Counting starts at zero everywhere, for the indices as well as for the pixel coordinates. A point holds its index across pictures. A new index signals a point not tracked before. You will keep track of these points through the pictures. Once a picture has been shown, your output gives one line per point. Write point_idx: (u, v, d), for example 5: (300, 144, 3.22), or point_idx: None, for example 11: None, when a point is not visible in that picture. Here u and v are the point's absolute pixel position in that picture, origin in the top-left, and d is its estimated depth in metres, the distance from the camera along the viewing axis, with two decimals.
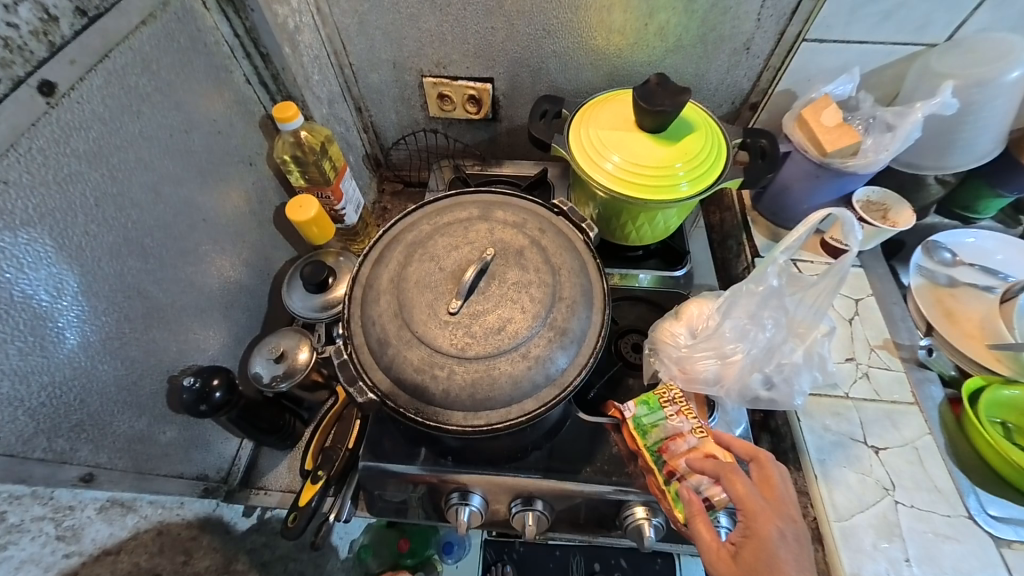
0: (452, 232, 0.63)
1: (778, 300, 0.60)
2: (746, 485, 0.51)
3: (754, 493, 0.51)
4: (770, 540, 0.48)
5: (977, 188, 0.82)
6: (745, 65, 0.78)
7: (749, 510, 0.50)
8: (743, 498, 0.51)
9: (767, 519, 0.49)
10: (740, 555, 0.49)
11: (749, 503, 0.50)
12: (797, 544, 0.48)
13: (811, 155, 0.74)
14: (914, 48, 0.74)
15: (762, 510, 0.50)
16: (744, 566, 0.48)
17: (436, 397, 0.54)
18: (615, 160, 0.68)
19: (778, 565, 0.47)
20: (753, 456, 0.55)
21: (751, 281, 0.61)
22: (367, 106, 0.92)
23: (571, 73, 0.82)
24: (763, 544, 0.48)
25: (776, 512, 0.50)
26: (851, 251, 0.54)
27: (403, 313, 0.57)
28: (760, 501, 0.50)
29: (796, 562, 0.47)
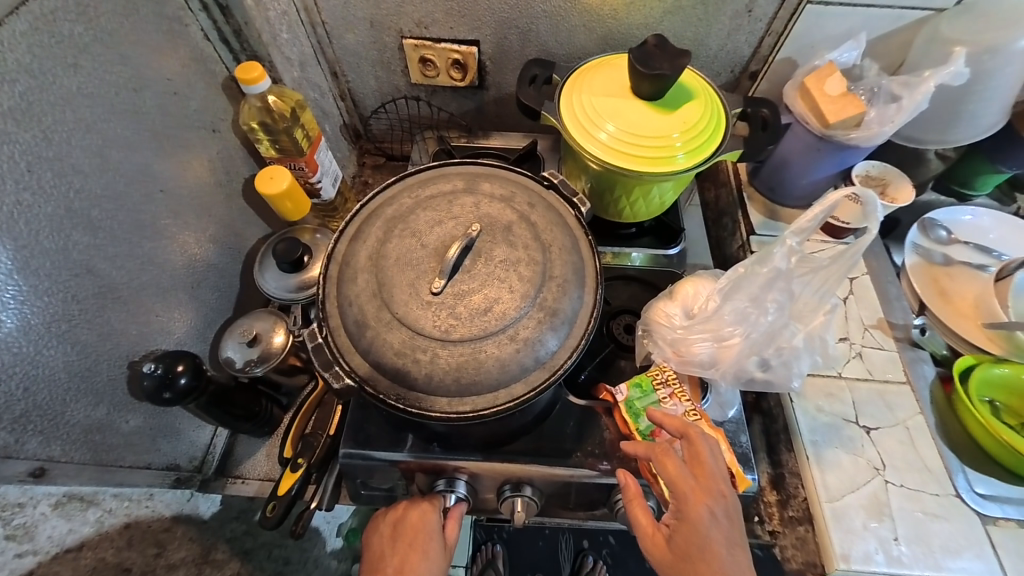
0: (436, 206, 0.59)
1: (786, 282, 0.55)
2: (677, 470, 0.51)
3: (686, 476, 0.51)
4: (700, 522, 0.49)
5: (977, 163, 0.79)
6: (747, 29, 0.73)
7: (678, 494, 0.50)
8: (673, 484, 0.50)
9: (697, 501, 0.49)
10: (673, 538, 0.51)
11: (680, 487, 0.50)
12: (726, 518, 0.49)
13: (813, 126, 0.70)
14: (923, 13, 0.70)
15: (693, 492, 0.50)
16: (676, 547, 0.50)
17: (418, 381, 0.51)
18: (609, 130, 0.63)
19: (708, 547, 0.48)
20: (687, 433, 0.53)
21: (756, 262, 0.57)
22: (343, 70, 0.85)
23: (562, 36, 0.77)
24: (692, 529, 0.49)
25: (707, 491, 0.50)
26: (871, 232, 0.50)
27: (383, 292, 0.53)
28: (692, 484, 0.50)
29: (724, 540, 0.49)
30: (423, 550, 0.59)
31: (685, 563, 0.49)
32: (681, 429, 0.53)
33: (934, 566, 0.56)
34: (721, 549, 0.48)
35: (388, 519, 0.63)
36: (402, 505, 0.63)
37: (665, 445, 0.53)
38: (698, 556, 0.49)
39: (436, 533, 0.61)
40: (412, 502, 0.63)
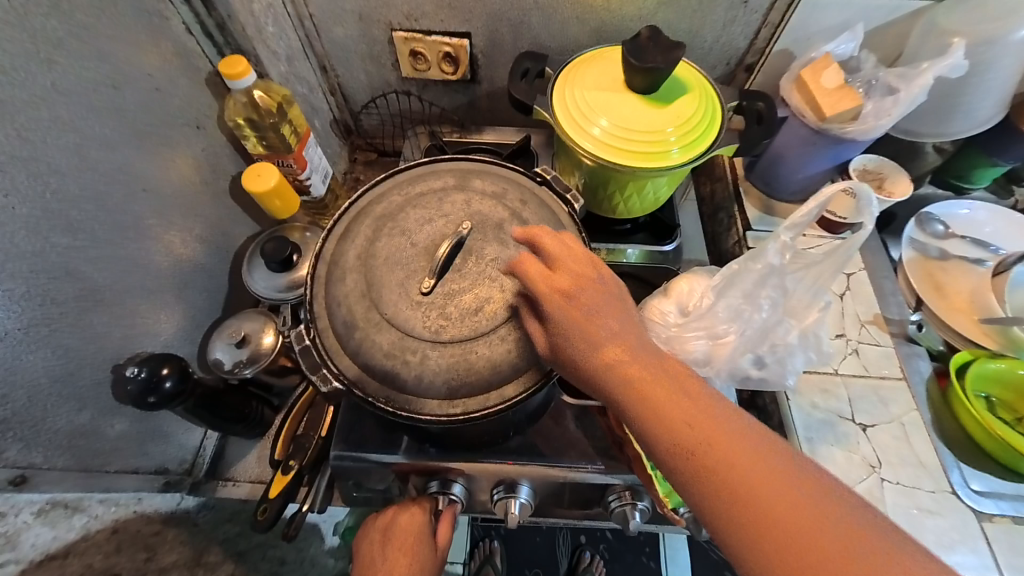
0: (426, 203, 0.58)
1: (779, 279, 0.54)
2: (619, 355, 0.42)
3: (604, 339, 0.43)
4: (599, 326, 0.43)
5: (973, 157, 0.78)
6: (742, 21, 0.71)
7: (593, 340, 0.43)
8: (629, 375, 0.41)
9: (565, 279, 0.45)
10: (583, 310, 0.44)
11: (584, 341, 0.43)
12: (710, 397, 0.39)
13: (809, 120, 0.69)
14: (920, 4, 0.68)
15: (585, 309, 0.44)
16: (611, 335, 0.43)
17: (408, 384, 0.50)
18: (602, 124, 0.62)
19: (651, 393, 0.40)
20: (530, 230, 0.49)
21: (749, 258, 0.56)
22: (332, 64, 0.84)
23: (555, 28, 0.76)
24: (698, 432, 0.37)
25: (571, 262, 0.46)
26: (866, 228, 0.49)
27: (372, 292, 0.52)
28: (587, 300, 0.44)
29: (656, 368, 0.41)
30: (415, 554, 0.59)
31: (722, 506, 0.35)
32: (554, 272, 0.46)
33: None
34: (738, 439, 0.37)
35: (379, 525, 0.62)
36: (393, 510, 0.62)
37: (533, 272, 0.46)
38: (722, 469, 0.36)
39: (428, 535, 0.61)
40: (404, 506, 0.62)
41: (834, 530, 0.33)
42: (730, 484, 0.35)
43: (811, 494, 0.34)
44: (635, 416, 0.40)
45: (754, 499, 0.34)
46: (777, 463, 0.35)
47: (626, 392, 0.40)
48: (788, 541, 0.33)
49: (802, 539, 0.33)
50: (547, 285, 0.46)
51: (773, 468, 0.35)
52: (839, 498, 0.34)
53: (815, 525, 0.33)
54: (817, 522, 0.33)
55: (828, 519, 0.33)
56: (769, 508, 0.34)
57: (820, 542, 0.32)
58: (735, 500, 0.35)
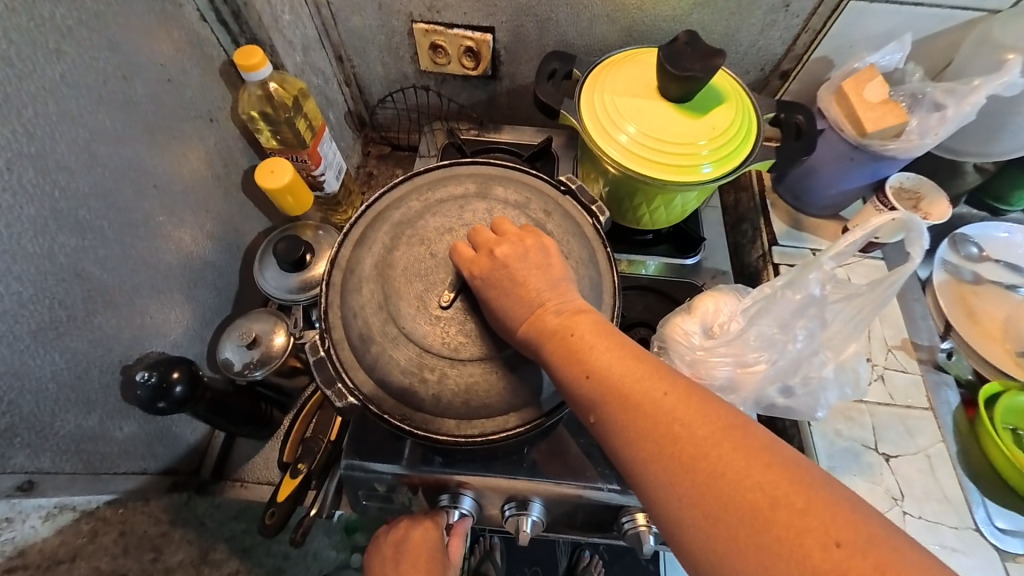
0: (446, 211, 0.55)
1: (819, 309, 0.52)
2: (540, 317, 0.43)
3: (527, 304, 0.44)
4: (565, 323, 0.42)
5: (1014, 178, 0.75)
6: (782, 26, 0.68)
7: (558, 339, 0.42)
8: (551, 335, 0.42)
9: (492, 255, 0.47)
10: (549, 314, 0.43)
11: (508, 307, 0.45)
12: (633, 351, 0.40)
13: (848, 134, 0.66)
14: (973, 15, 0.64)
15: (509, 283, 0.46)
16: (577, 337, 0.41)
17: (425, 402, 0.48)
18: (633, 133, 0.59)
19: (613, 389, 0.38)
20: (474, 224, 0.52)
21: (786, 285, 0.53)
22: (349, 54, 0.80)
23: (583, 26, 0.72)
24: (622, 386, 0.38)
25: (501, 239, 0.48)
26: (913, 260, 0.47)
27: (390, 305, 0.50)
28: (512, 274, 0.46)
29: (621, 360, 0.39)
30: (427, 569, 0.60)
31: (650, 456, 0.35)
32: (486, 246, 0.48)
33: None
34: (664, 391, 0.37)
35: (392, 538, 0.62)
36: (405, 522, 0.63)
37: (466, 252, 0.49)
38: (648, 420, 0.36)
39: (439, 549, 0.61)
40: (415, 517, 0.63)
41: (771, 480, 0.32)
42: (659, 434, 0.35)
43: (746, 444, 0.34)
44: (561, 378, 0.41)
45: (682, 447, 0.34)
46: (709, 416, 0.35)
47: (549, 354, 0.42)
48: (718, 487, 0.32)
49: (795, 517, 0.30)
50: (481, 259, 0.47)
51: (704, 418, 0.35)
52: (776, 453, 0.33)
53: (749, 473, 0.32)
54: (802, 489, 0.31)
55: (761, 467, 0.32)
56: (699, 456, 0.33)
57: (756, 487, 0.32)
58: (660, 450, 0.35)
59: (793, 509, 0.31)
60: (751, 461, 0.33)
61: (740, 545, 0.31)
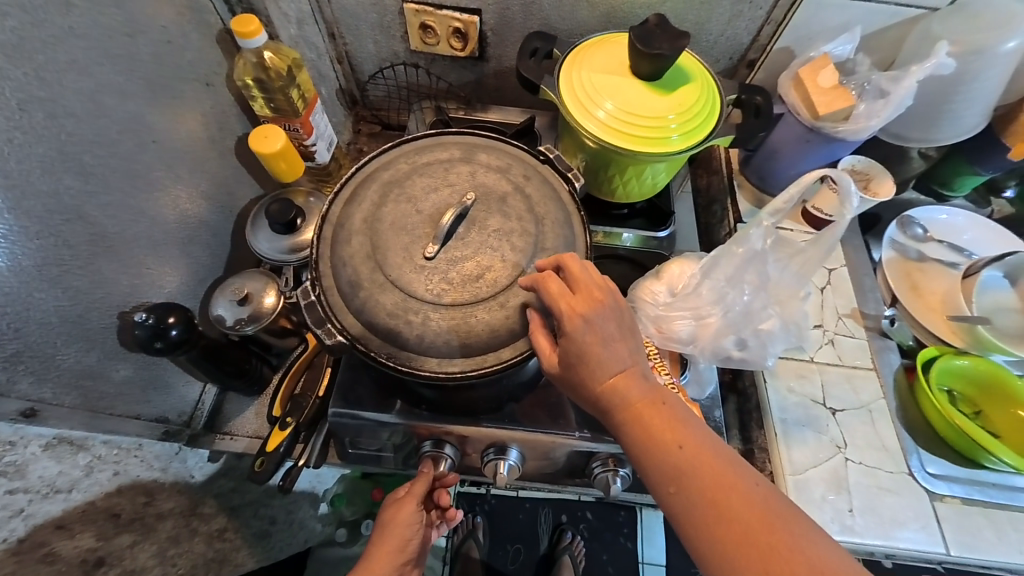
0: (432, 172, 0.60)
1: (761, 263, 0.59)
2: (632, 384, 0.47)
3: (620, 366, 0.47)
4: (645, 398, 0.47)
5: (956, 165, 0.82)
6: (747, 16, 0.73)
7: (644, 415, 0.46)
8: (645, 405, 0.46)
9: (589, 305, 0.48)
10: (631, 389, 0.47)
11: (600, 362, 0.47)
12: (719, 441, 0.46)
13: (803, 117, 0.71)
14: (917, 11, 0.70)
15: (606, 342, 0.47)
16: (663, 416, 0.46)
17: (409, 342, 0.51)
18: (607, 108, 0.64)
19: (692, 464, 0.44)
20: (560, 257, 0.51)
21: (735, 242, 0.60)
22: (341, 32, 0.84)
23: (565, 11, 0.77)
24: (710, 467, 0.43)
25: (596, 292, 0.49)
26: (843, 217, 0.54)
27: (377, 254, 0.54)
28: (610, 334, 0.47)
29: (700, 439, 0.45)
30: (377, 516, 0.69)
31: (723, 532, 0.41)
32: (583, 295, 0.48)
33: (884, 535, 0.61)
34: (745, 481, 0.43)
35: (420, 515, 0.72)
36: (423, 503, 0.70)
37: (558, 299, 0.48)
38: (729, 503, 0.42)
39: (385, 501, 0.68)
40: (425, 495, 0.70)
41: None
42: (733, 519, 0.41)
43: (810, 544, 0.40)
44: (650, 444, 0.45)
45: (753, 536, 0.40)
46: (778, 512, 0.41)
47: (641, 420, 0.46)
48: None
49: None
50: (578, 310, 0.47)
51: (779, 516, 0.41)
52: (819, 545, 0.40)
53: (792, 557, 0.39)
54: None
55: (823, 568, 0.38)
56: (771, 548, 0.39)
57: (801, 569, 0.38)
58: (732, 534, 0.41)
59: None
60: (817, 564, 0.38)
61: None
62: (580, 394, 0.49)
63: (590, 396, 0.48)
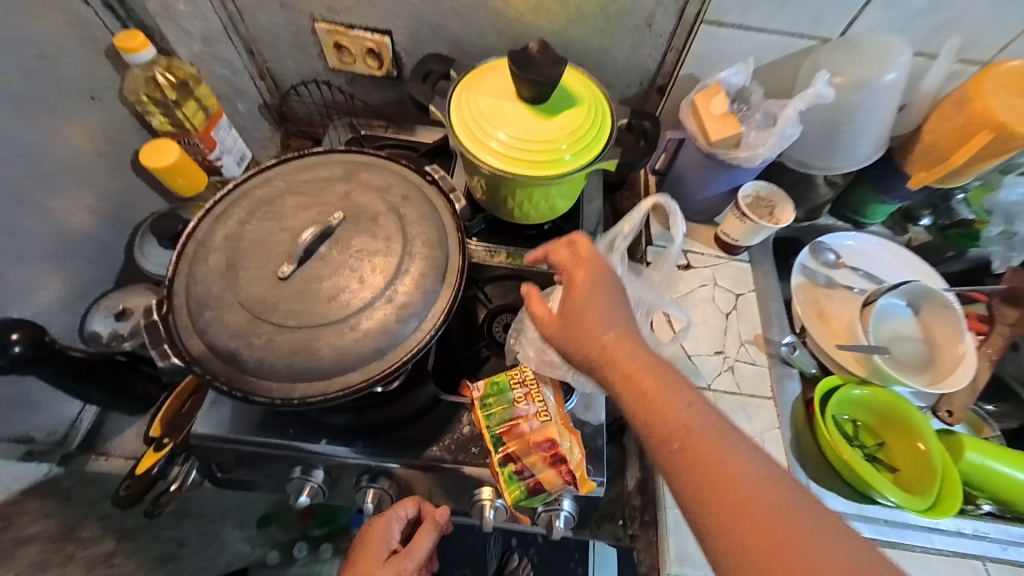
0: (306, 191, 0.59)
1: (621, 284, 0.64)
2: (626, 345, 0.46)
3: (616, 327, 0.47)
4: (643, 361, 0.45)
5: (865, 193, 0.82)
6: (649, 44, 0.74)
7: (635, 377, 0.44)
8: (640, 366, 0.44)
9: (593, 270, 0.51)
10: (626, 347, 0.46)
11: (597, 320, 0.48)
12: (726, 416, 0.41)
13: (699, 142, 0.71)
14: (809, 42, 0.71)
15: (606, 304, 0.49)
16: (659, 380, 0.43)
17: (250, 365, 0.49)
18: (500, 137, 0.63)
19: (693, 428, 0.40)
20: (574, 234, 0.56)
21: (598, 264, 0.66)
22: (260, 49, 0.84)
23: (473, 34, 0.77)
24: (713, 435, 0.39)
25: (604, 262, 0.52)
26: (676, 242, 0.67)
27: (231, 273, 0.53)
28: (611, 298, 0.49)
29: (705, 409, 0.41)
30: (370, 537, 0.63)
31: (710, 496, 0.36)
32: (592, 262, 0.52)
33: None
34: (739, 444, 0.38)
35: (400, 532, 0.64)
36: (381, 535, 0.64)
37: (570, 270, 0.53)
38: (730, 477, 0.37)
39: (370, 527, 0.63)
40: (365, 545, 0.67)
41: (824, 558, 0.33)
42: (734, 491, 0.36)
43: (809, 520, 0.35)
44: (646, 405, 0.42)
45: (759, 517, 0.35)
46: (773, 479, 0.37)
47: (635, 381, 0.44)
48: (771, 544, 0.34)
49: None
50: (587, 274, 0.51)
51: (790, 499, 0.35)
52: (836, 539, 0.34)
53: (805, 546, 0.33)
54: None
55: (821, 545, 0.33)
56: (777, 531, 0.34)
57: (812, 561, 0.33)
58: (735, 513, 0.35)
59: None
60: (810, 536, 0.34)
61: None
62: (580, 359, 0.49)
63: (585, 358, 0.48)
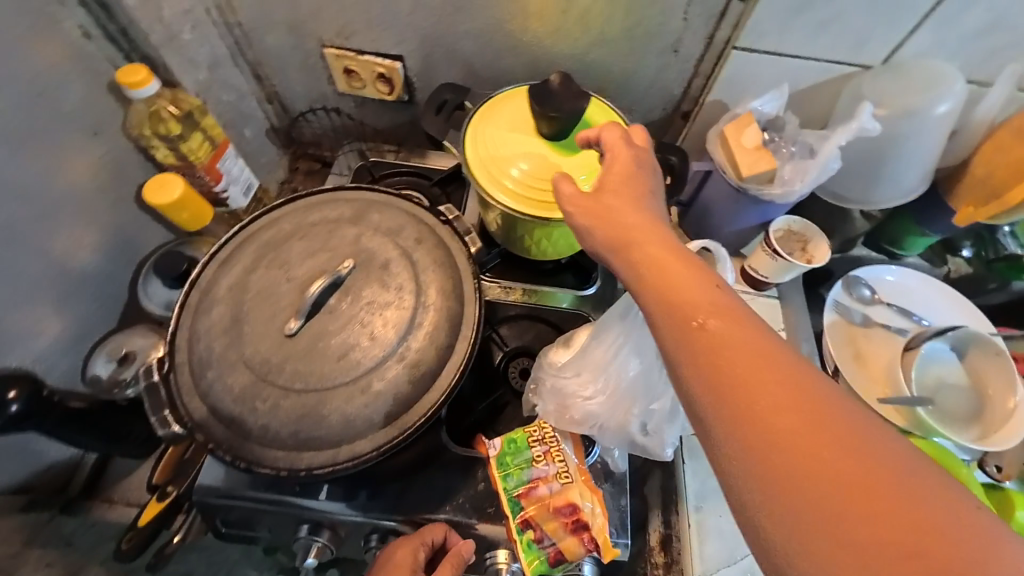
0: (314, 236, 0.56)
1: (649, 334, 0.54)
2: (652, 235, 0.43)
3: (643, 219, 0.44)
4: (672, 252, 0.42)
5: (904, 224, 0.77)
6: (675, 69, 0.70)
7: (659, 264, 0.41)
8: (667, 254, 0.41)
9: (626, 166, 0.48)
10: (651, 237, 0.43)
11: (622, 212, 0.45)
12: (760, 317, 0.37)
13: (729, 176, 0.67)
14: (848, 68, 0.65)
15: (634, 200, 0.46)
16: (682, 269, 0.40)
17: (254, 431, 0.46)
18: (520, 169, 0.60)
19: (720, 314, 0.37)
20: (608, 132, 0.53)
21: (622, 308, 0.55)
22: (268, 73, 0.81)
23: (488, 58, 0.74)
24: (747, 327, 0.36)
25: (636, 162, 0.49)
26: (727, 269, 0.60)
27: (235, 329, 0.50)
28: (638, 194, 0.47)
29: (733, 302, 0.38)
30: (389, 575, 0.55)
31: (756, 409, 0.33)
32: (621, 164, 0.48)
33: None
34: (784, 356, 0.35)
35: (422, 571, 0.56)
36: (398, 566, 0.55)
37: (601, 168, 0.50)
38: (760, 372, 0.34)
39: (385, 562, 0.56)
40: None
41: (877, 461, 0.30)
42: (761, 388, 0.33)
43: (856, 424, 0.32)
44: (667, 292, 0.39)
45: (788, 421, 0.32)
46: (826, 394, 0.33)
47: (660, 267, 0.41)
48: (822, 456, 0.31)
49: (882, 511, 0.28)
50: (617, 178, 0.48)
51: (828, 405, 0.32)
52: (875, 448, 0.31)
53: (837, 451, 0.30)
54: (893, 491, 0.29)
55: (872, 448, 0.31)
56: (812, 435, 0.31)
57: (844, 468, 0.30)
58: (759, 409, 0.33)
59: (883, 499, 0.29)
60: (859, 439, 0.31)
61: (831, 528, 0.29)
62: (601, 258, 0.46)
63: (608, 257, 0.45)
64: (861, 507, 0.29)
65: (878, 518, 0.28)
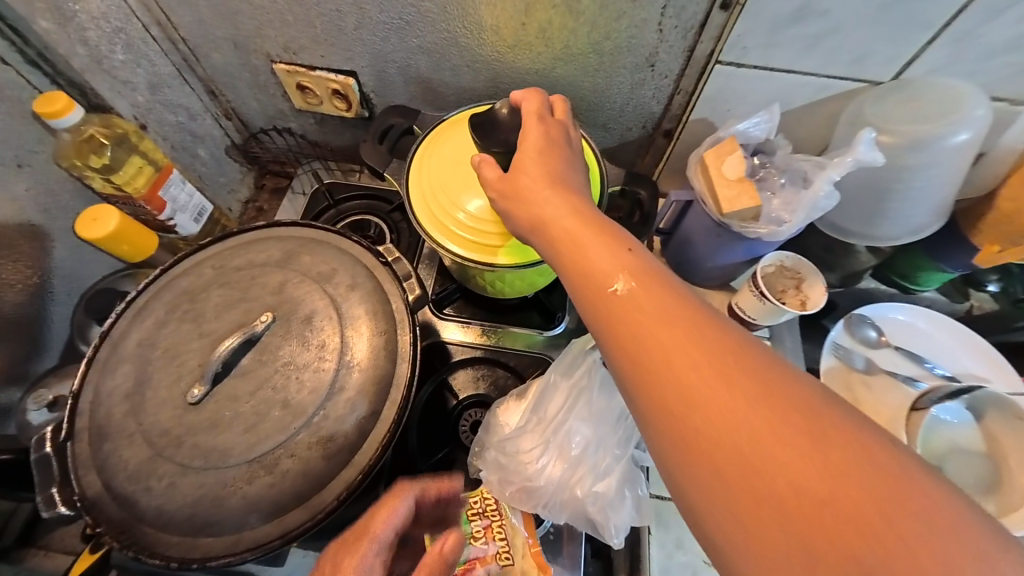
0: (234, 283, 0.51)
1: (587, 400, 0.51)
2: (568, 204, 0.41)
3: (561, 188, 0.43)
4: (587, 221, 0.40)
5: (916, 259, 0.67)
6: (652, 85, 0.62)
7: (574, 234, 0.39)
8: (579, 224, 0.40)
9: (542, 134, 0.47)
10: (571, 206, 0.41)
11: (536, 185, 0.43)
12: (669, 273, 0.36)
13: (710, 210, 0.59)
14: (853, 84, 0.56)
15: (551, 169, 0.44)
16: (597, 235, 0.39)
17: (147, 513, 0.43)
18: (469, 208, 0.53)
19: (630, 279, 0.35)
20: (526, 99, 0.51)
21: (562, 372, 0.53)
22: (222, 89, 0.76)
23: (447, 74, 0.66)
24: (654, 291, 0.34)
25: (553, 129, 0.47)
26: None
27: (137, 394, 0.46)
28: (555, 162, 0.45)
29: (646, 262, 0.37)
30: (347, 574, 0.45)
31: (669, 382, 0.31)
32: (536, 131, 0.47)
33: None
34: (697, 321, 0.33)
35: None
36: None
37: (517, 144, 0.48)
38: (668, 342, 0.32)
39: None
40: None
41: (791, 401, 0.30)
42: (672, 361, 0.32)
43: (764, 369, 0.31)
44: (581, 267, 0.38)
45: (700, 384, 0.31)
46: (747, 358, 0.31)
47: (574, 239, 0.39)
48: (740, 426, 0.29)
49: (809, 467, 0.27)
50: (533, 149, 0.46)
51: (741, 361, 0.31)
52: (794, 394, 0.30)
53: (758, 411, 0.29)
54: (815, 443, 0.28)
55: (784, 392, 0.30)
56: (725, 399, 0.30)
57: (766, 429, 0.29)
58: (672, 383, 0.31)
59: (812, 457, 0.28)
60: (771, 383, 0.30)
61: (757, 504, 0.28)
62: (525, 235, 0.44)
63: (530, 239, 0.43)
64: (787, 473, 0.28)
65: (802, 462, 0.28)
